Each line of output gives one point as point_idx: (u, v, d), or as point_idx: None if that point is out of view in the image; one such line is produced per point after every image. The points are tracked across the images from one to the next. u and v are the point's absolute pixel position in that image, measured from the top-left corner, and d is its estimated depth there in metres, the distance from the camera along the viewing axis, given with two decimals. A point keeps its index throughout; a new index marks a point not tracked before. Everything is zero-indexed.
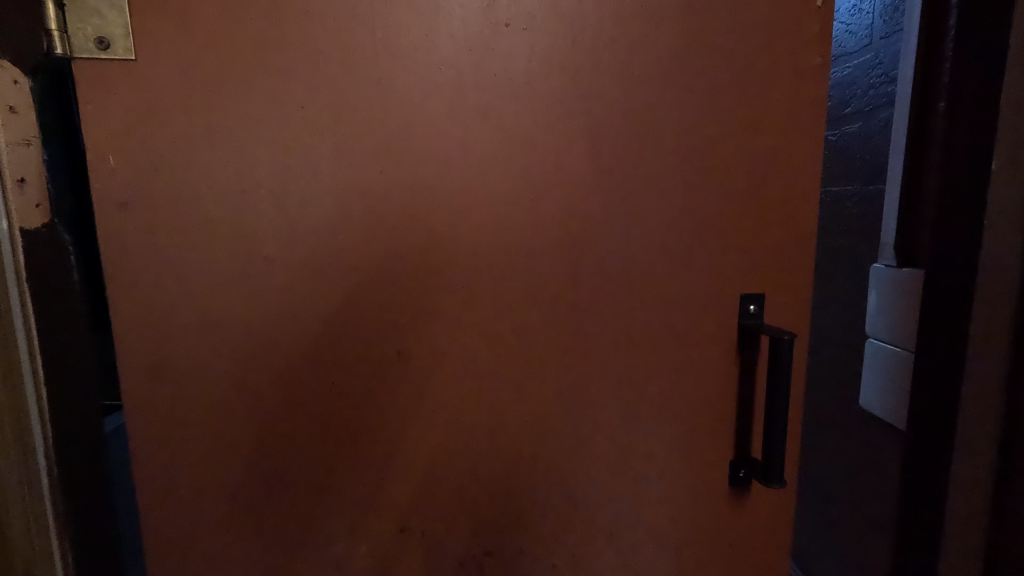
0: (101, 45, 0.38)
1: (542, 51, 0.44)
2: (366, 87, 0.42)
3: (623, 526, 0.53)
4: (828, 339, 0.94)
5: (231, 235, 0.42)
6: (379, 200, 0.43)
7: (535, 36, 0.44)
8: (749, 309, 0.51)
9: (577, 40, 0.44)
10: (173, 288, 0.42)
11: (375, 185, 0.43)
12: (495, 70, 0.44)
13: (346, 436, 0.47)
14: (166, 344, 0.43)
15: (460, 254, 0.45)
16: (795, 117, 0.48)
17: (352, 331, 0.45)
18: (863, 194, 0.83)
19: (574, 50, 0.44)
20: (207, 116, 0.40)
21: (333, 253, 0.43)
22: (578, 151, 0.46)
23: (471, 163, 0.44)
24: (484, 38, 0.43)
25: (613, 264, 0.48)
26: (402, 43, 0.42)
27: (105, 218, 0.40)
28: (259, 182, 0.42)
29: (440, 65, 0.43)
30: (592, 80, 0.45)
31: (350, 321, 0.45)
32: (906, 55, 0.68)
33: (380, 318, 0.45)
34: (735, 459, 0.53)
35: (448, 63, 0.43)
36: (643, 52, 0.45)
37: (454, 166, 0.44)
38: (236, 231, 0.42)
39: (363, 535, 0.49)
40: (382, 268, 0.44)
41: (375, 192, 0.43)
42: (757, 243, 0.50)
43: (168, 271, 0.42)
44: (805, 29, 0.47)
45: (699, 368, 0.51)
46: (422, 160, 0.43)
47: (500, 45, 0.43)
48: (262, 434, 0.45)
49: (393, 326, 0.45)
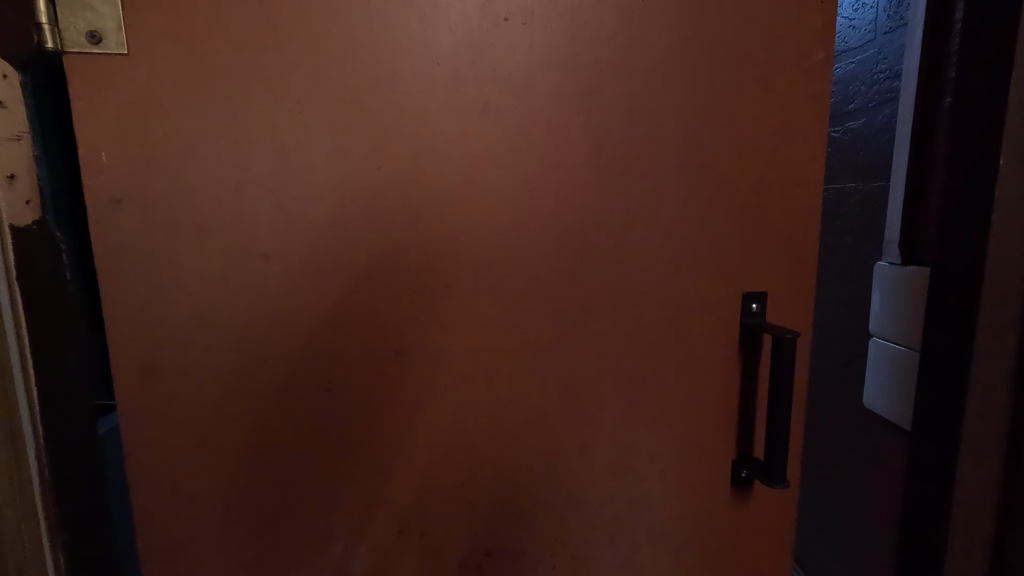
0: (93, 39, 0.38)
1: (542, 46, 0.43)
2: (363, 82, 0.41)
3: (624, 526, 0.53)
4: (830, 338, 0.93)
5: (227, 233, 0.41)
6: (377, 197, 0.43)
7: (535, 30, 0.43)
8: (751, 308, 0.50)
9: (577, 35, 0.44)
10: (167, 287, 0.42)
11: (373, 182, 0.43)
12: (494, 65, 0.43)
13: (344, 436, 0.46)
14: (161, 344, 0.42)
15: (459, 252, 0.45)
16: (797, 113, 0.48)
17: (349, 331, 0.44)
18: (866, 192, 0.83)
19: (574, 45, 0.44)
20: (202, 112, 0.40)
21: (330, 251, 0.43)
22: (578, 147, 0.45)
23: (470, 160, 0.44)
24: (483, 33, 0.42)
25: (614, 262, 0.47)
26: (400, 37, 0.41)
27: (97, 215, 0.40)
28: (255, 179, 0.41)
29: (438, 60, 0.42)
30: (592, 75, 0.44)
31: (348, 319, 0.44)
32: (910, 51, 0.67)
33: (379, 317, 0.45)
34: (736, 459, 0.53)
35: (446, 58, 0.42)
36: (644, 47, 0.45)
37: (452, 163, 0.43)
38: (232, 228, 0.41)
39: (361, 537, 0.48)
40: (380, 266, 0.44)
41: (373, 189, 0.43)
42: (759, 241, 0.49)
43: (163, 269, 0.41)
44: (807, 24, 0.46)
45: (701, 367, 0.51)
46: (421, 157, 0.43)
47: (499, 40, 0.43)
48: (258, 433, 0.45)
49: (391, 325, 0.45)
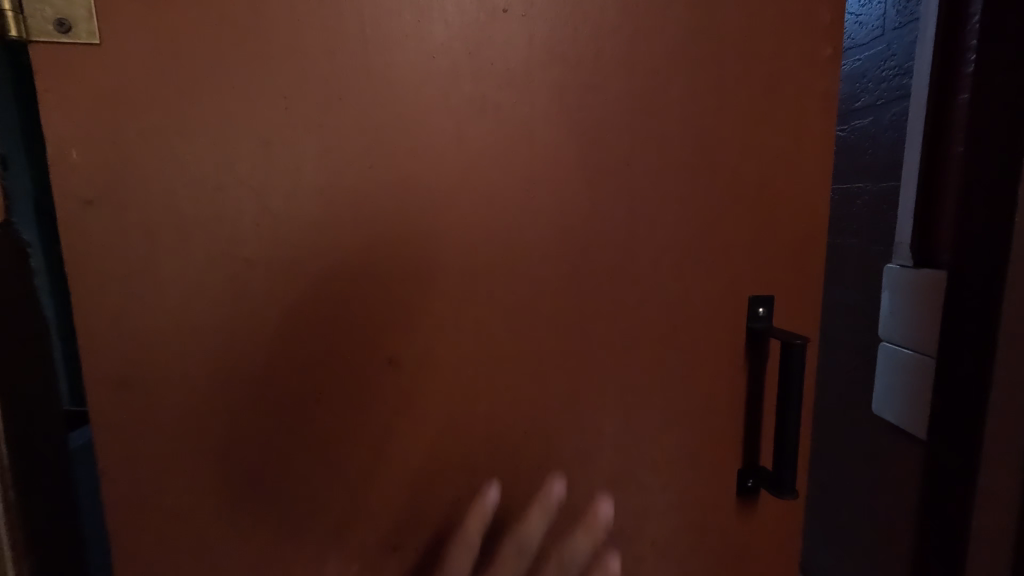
0: (62, 27, 0.35)
1: (542, 40, 0.41)
2: (355, 77, 0.39)
3: (628, 538, 0.51)
4: (835, 340, 0.92)
5: (208, 236, 0.39)
6: (369, 198, 0.41)
7: (534, 22, 0.41)
8: (758, 312, 0.48)
9: (579, 28, 0.42)
10: (143, 294, 0.39)
11: (365, 181, 0.40)
12: (492, 59, 0.41)
13: (337, 447, 0.44)
14: (137, 352, 0.40)
15: (455, 255, 0.43)
16: (806, 111, 0.46)
17: (343, 338, 0.42)
18: (873, 191, 0.81)
19: (575, 38, 0.42)
20: (179, 107, 0.37)
21: (319, 255, 0.40)
22: (582, 146, 0.43)
23: (468, 158, 0.42)
24: (480, 25, 0.40)
25: (616, 267, 0.45)
26: (394, 30, 0.39)
27: (68, 217, 0.37)
28: (237, 178, 0.39)
29: (434, 54, 0.40)
30: (594, 70, 0.42)
31: (341, 326, 0.42)
32: (923, 46, 0.66)
33: (374, 322, 0.42)
34: (743, 468, 0.51)
35: (442, 52, 0.40)
36: (648, 41, 0.43)
37: (449, 161, 0.41)
38: (213, 231, 0.39)
39: (354, 553, 0.46)
40: (374, 270, 0.42)
41: (364, 189, 0.40)
42: (764, 243, 0.48)
43: (139, 274, 0.39)
44: (816, 19, 0.45)
45: (707, 373, 0.49)
46: (418, 155, 0.41)
47: (497, 33, 0.41)
48: (237, 440, 0.42)
49: (386, 331, 0.43)
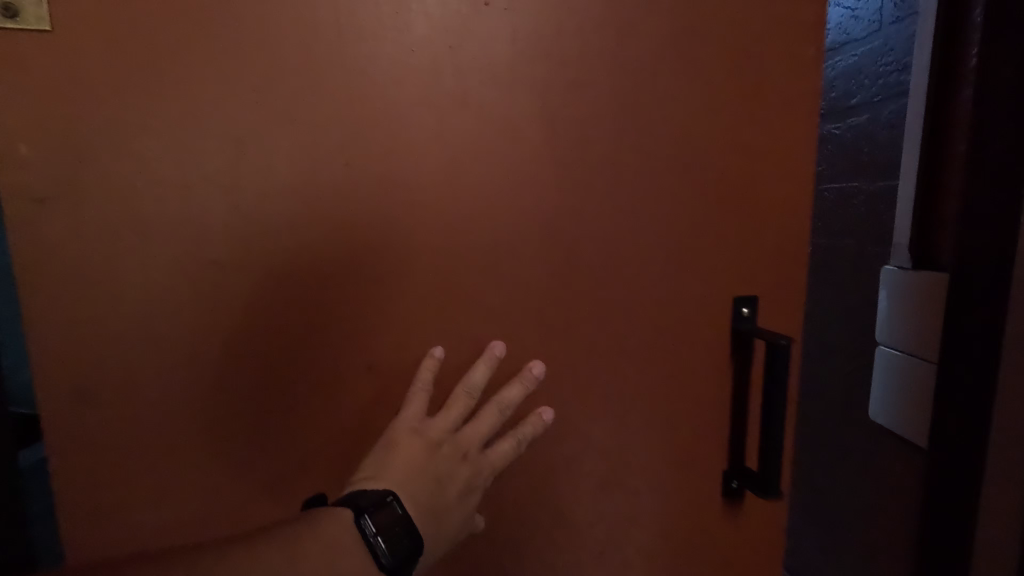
0: (7, 12, 0.33)
1: (525, 31, 0.39)
2: (331, 70, 0.37)
3: (610, 548, 0.49)
4: (827, 340, 0.91)
5: (172, 238, 0.37)
6: (348, 199, 0.38)
7: (517, 16, 0.39)
8: (743, 312, 0.47)
9: (561, 18, 0.40)
10: (104, 299, 0.37)
11: (344, 182, 0.38)
12: (474, 52, 0.39)
13: (315, 454, 0.42)
14: (98, 357, 0.37)
15: (439, 259, 0.41)
16: (793, 105, 0.44)
17: (324, 341, 0.40)
18: (870, 191, 0.80)
19: (558, 28, 0.40)
20: (140, 100, 0.35)
21: (295, 259, 0.38)
22: (566, 142, 0.41)
23: (451, 158, 0.40)
24: (461, 16, 0.38)
25: (596, 269, 0.44)
26: (371, 21, 0.37)
27: (19, 217, 0.35)
28: (205, 176, 0.36)
29: (412, 47, 0.38)
30: (577, 62, 0.40)
31: (321, 329, 0.40)
32: (923, 43, 0.64)
33: (357, 326, 0.40)
34: (728, 471, 0.49)
35: (421, 45, 0.38)
36: (632, 32, 0.41)
37: (433, 161, 0.39)
38: (178, 232, 0.37)
39: None
40: (353, 275, 0.39)
41: (343, 189, 0.38)
42: (749, 244, 0.46)
43: (98, 278, 0.36)
44: (803, 10, 0.43)
45: (691, 377, 0.47)
46: (400, 155, 0.39)
47: (478, 24, 0.38)
48: (209, 443, 0.40)
49: (371, 335, 0.41)
